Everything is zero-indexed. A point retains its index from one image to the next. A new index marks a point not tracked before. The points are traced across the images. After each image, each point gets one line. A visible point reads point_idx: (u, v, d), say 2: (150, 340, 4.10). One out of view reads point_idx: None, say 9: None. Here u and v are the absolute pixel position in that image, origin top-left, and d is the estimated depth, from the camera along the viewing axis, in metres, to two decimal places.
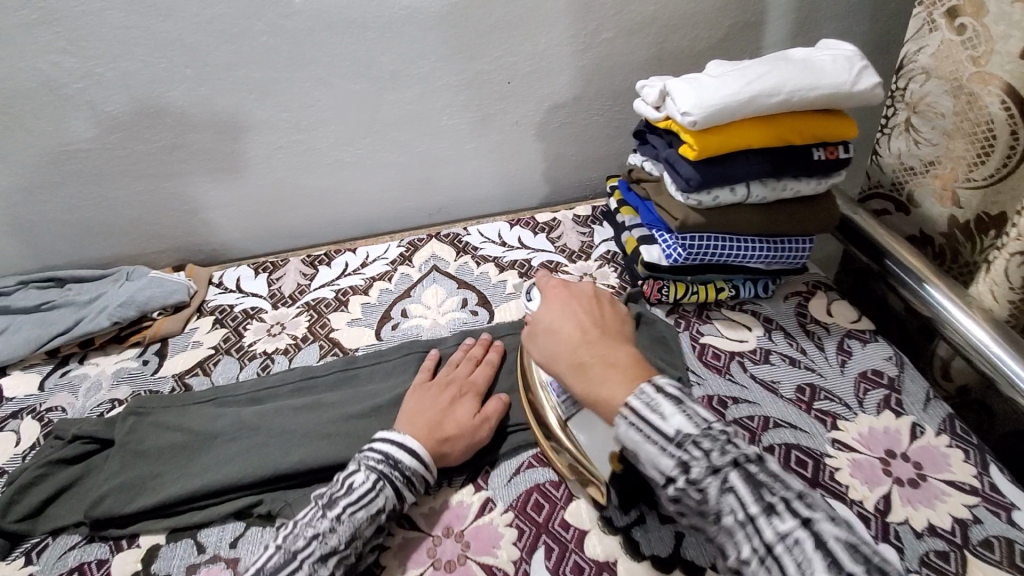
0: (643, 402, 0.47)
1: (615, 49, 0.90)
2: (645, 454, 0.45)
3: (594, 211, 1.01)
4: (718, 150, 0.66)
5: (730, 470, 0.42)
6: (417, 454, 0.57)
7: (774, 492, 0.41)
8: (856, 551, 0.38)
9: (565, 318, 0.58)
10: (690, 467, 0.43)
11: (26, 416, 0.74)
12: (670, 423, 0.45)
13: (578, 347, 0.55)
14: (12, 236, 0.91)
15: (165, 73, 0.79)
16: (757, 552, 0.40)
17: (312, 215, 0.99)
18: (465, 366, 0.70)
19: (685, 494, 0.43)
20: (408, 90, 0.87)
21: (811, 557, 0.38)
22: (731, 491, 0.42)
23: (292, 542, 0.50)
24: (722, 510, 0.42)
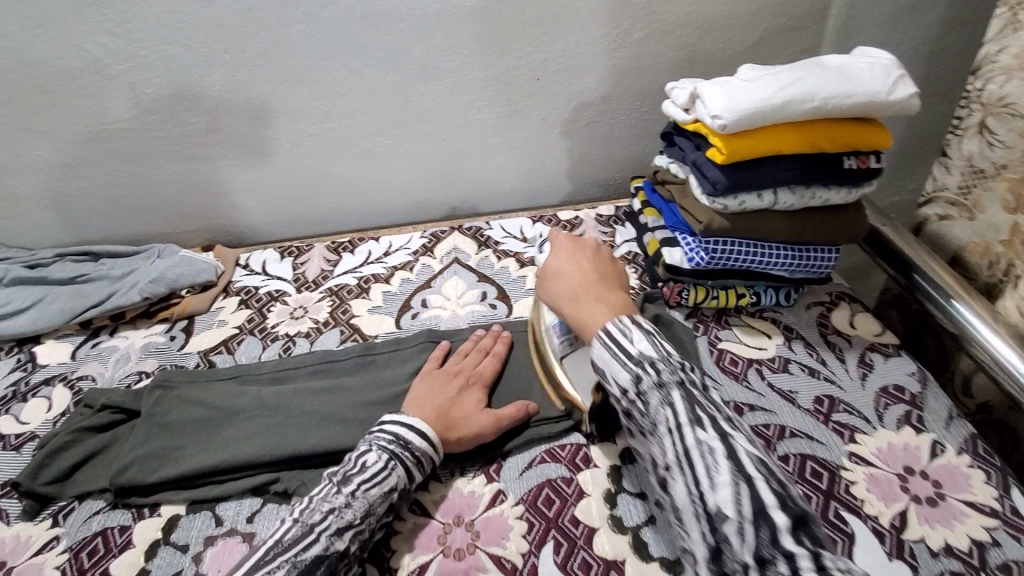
0: (618, 329, 0.52)
1: (647, 49, 0.90)
2: (608, 368, 0.51)
3: (617, 211, 1.00)
4: (748, 154, 0.65)
5: (675, 389, 0.47)
6: (427, 436, 0.59)
7: (710, 413, 0.46)
8: (763, 466, 0.43)
9: (567, 263, 0.62)
10: (641, 380, 0.48)
11: (59, 383, 0.76)
12: (634, 346, 0.50)
13: (576, 283, 0.59)
14: (52, 209, 0.94)
15: (204, 58, 0.81)
16: (680, 458, 0.45)
17: (338, 202, 1.00)
18: (474, 357, 0.72)
19: (633, 404, 0.49)
20: (438, 83, 0.88)
21: (720, 463, 0.43)
22: (670, 407, 0.47)
23: (310, 515, 0.51)
24: (658, 419, 0.47)
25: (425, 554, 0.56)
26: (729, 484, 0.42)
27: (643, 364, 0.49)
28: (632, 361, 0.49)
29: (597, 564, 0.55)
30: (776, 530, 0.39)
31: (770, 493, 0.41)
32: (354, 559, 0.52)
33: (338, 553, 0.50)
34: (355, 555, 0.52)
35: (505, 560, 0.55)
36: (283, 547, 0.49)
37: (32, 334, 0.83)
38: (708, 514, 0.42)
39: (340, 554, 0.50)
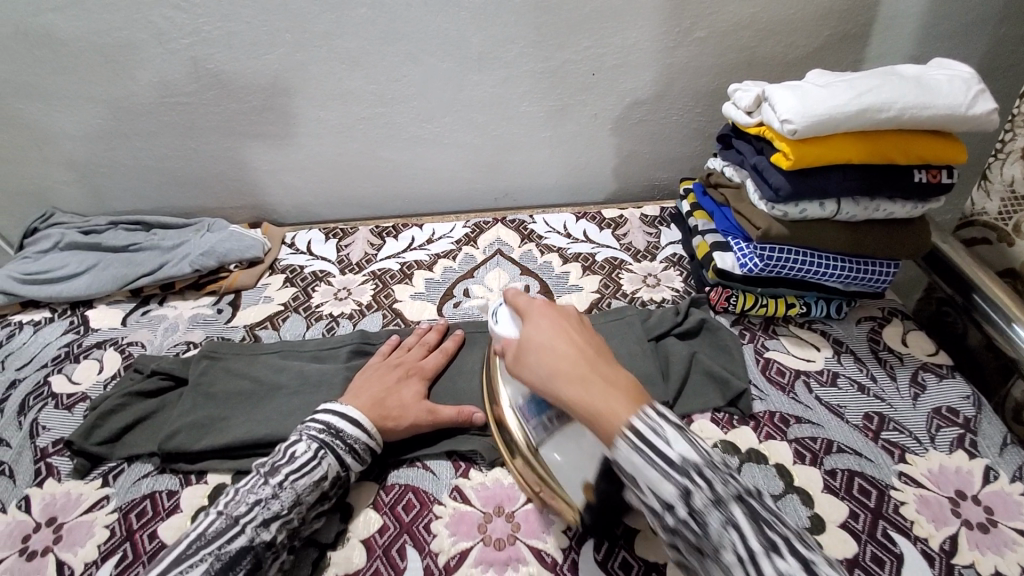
0: (647, 424, 0.44)
1: (705, 50, 0.88)
2: (645, 479, 0.43)
3: (662, 212, 0.99)
4: (815, 163, 0.64)
5: (735, 505, 0.41)
6: (360, 424, 0.59)
7: (775, 529, 0.41)
8: None
9: (553, 334, 0.53)
10: (692, 496, 0.42)
11: (109, 347, 0.78)
12: (675, 448, 0.43)
13: (576, 361, 0.50)
14: (108, 176, 0.96)
15: (266, 37, 0.82)
16: None
17: (384, 187, 1.01)
18: (417, 351, 0.72)
19: (685, 525, 0.42)
20: (494, 73, 0.88)
21: None
22: (734, 529, 0.41)
23: (235, 508, 0.51)
24: (722, 545, 0.40)
25: (466, 541, 0.56)
26: None
27: (689, 475, 0.42)
28: (675, 470, 0.42)
29: (637, 566, 0.54)
30: None
31: None
32: (285, 548, 0.52)
33: (264, 543, 0.50)
34: (285, 543, 0.52)
35: (546, 554, 0.55)
36: (207, 539, 0.49)
37: (85, 298, 0.85)
38: None
39: (266, 545, 0.50)
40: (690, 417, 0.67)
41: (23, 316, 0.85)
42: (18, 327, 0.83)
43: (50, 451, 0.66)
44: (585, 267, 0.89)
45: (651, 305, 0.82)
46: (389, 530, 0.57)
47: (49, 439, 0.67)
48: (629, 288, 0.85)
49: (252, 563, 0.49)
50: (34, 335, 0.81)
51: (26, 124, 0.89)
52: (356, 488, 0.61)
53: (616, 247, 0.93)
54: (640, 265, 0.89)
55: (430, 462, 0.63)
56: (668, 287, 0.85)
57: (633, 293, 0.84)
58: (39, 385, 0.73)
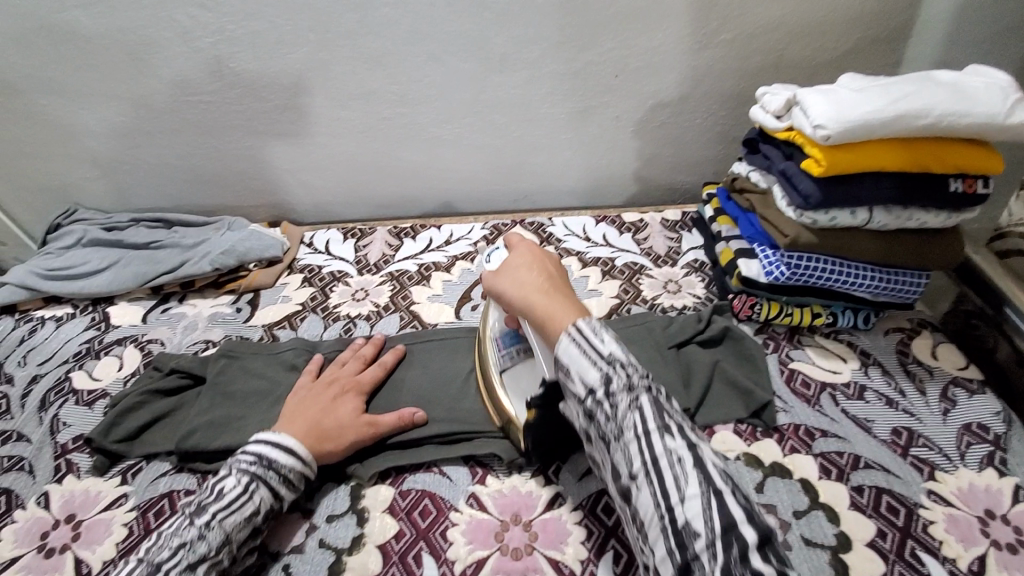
0: (587, 328, 0.49)
1: (732, 52, 0.87)
2: (576, 368, 0.48)
3: (684, 216, 0.97)
4: (847, 169, 0.62)
5: (644, 395, 0.46)
6: (293, 452, 0.57)
7: (676, 419, 0.46)
8: (727, 477, 0.44)
9: (524, 258, 0.58)
10: (612, 381, 0.47)
11: (129, 344, 0.79)
12: (607, 346, 0.48)
13: (538, 279, 0.55)
14: (131, 173, 0.97)
15: (289, 37, 0.81)
16: (645, 466, 0.44)
17: (403, 187, 1.01)
18: (352, 365, 0.70)
19: (597, 406, 0.47)
20: (516, 73, 0.87)
21: (688, 474, 0.43)
22: (638, 412, 0.46)
23: (157, 553, 0.49)
24: (625, 426, 0.46)
25: (482, 549, 0.55)
26: (699, 495, 0.42)
27: (614, 366, 0.47)
28: (603, 361, 0.47)
29: None
30: (745, 545, 0.39)
31: (738, 508, 0.41)
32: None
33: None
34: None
35: (563, 566, 0.54)
36: None
37: (106, 294, 0.86)
38: (674, 526, 0.42)
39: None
40: (712, 428, 0.66)
41: (46, 312, 0.85)
42: (40, 322, 0.84)
43: (70, 448, 0.66)
44: (604, 272, 0.88)
45: (671, 311, 0.81)
46: (405, 535, 0.57)
47: (69, 435, 0.67)
48: (649, 294, 0.84)
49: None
50: (56, 331, 0.82)
51: (52, 121, 0.90)
52: (372, 493, 0.60)
53: (636, 251, 0.91)
54: (660, 271, 0.87)
55: (446, 468, 0.63)
56: (689, 293, 0.84)
57: (653, 300, 0.83)
58: (61, 381, 0.74)
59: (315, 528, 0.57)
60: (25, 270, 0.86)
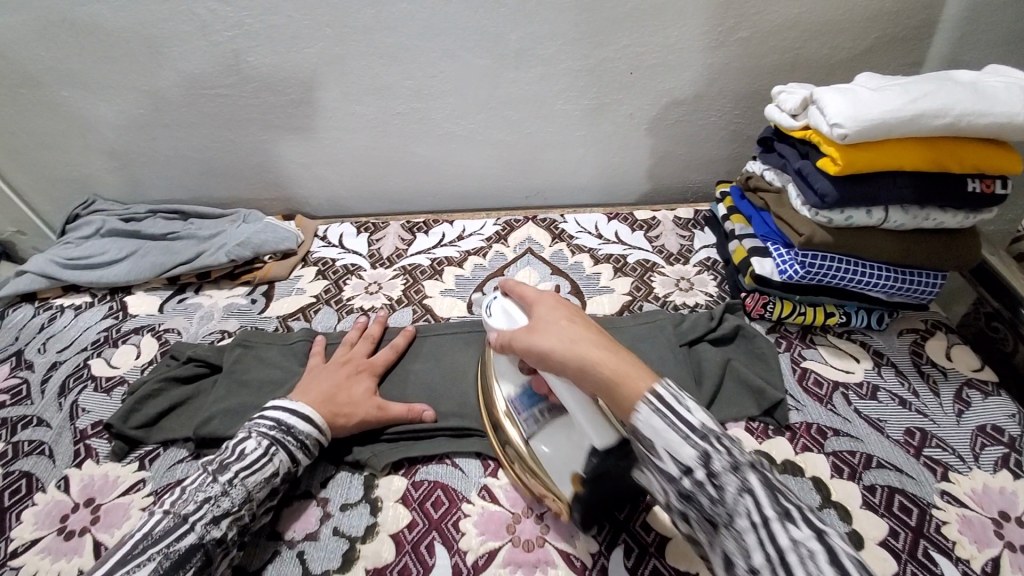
0: (670, 394, 0.44)
1: (747, 51, 0.87)
2: (664, 443, 0.42)
3: (696, 214, 0.97)
4: (863, 168, 0.62)
5: (751, 472, 0.41)
6: (312, 420, 0.59)
7: (790, 499, 0.40)
8: (867, 569, 0.37)
9: (556, 314, 0.52)
10: (712, 459, 0.41)
11: (146, 333, 0.80)
12: (696, 416, 0.43)
13: (583, 335, 0.49)
14: (148, 165, 0.98)
15: (307, 31, 0.82)
16: (771, 562, 0.38)
17: (416, 182, 1.01)
18: (363, 346, 0.72)
19: (700, 490, 0.41)
20: (531, 69, 0.87)
21: (824, 570, 0.36)
22: (750, 495, 0.39)
23: (183, 505, 0.51)
24: (736, 511, 0.39)
25: (494, 541, 0.56)
26: None
27: (709, 439, 0.42)
28: (695, 435, 0.42)
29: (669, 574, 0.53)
30: None
31: None
32: (235, 545, 0.52)
33: (214, 540, 0.50)
34: (236, 540, 0.52)
35: (575, 559, 0.55)
36: (154, 539, 0.49)
37: (124, 284, 0.87)
38: None
39: (217, 541, 0.50)
40: (724, 425, 0.66)
41: (65, 300, 0.87)
42: (59, 311, 0.85)
43: (89, 433, 0.67)
44: (616, 269, 0.88)
45: (683, 309, 0.81)
46: (418, 525, 0.57)
47: (88, 421, 0.69)
48: (661, 292, 0.84)
49: (202, 559, 0.49)
50: (75, 319, 0.83)
51: (72, 113, 0.91)
52: (385, 484, 0.61)
53: (648, 249, 0.91)
54: (672, 268, 0.88)
55: (458, 460, 0.63)
56: (701, 291, 0.84)
57: (665, 297, 0.83)
58: (79, 368, 0.75)
59: (329, 516, 0.58)
60: (45, 259, 0.88)
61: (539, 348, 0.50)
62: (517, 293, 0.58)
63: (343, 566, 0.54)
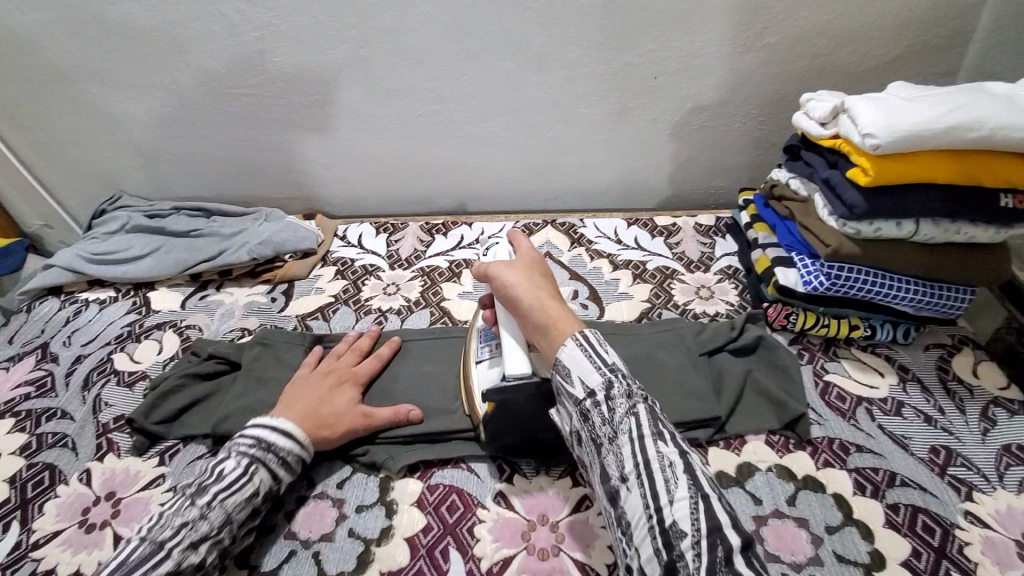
0: (594, 339, 0.52)
1: (773, 56, 0.85)
2: (579, 370, 0.50)
3: (718, 221, 0.96)
4: (894, 179, 0.61)
5: (642, 404, 0.48)
6: (292, 436, 0.58)
7: (670, 429, 0.48)
8: (715, 487, 0.45)
9: (529, 265, 0.63)
10: (613, 387, 0.49)
11: (169, 329, 0.81)
12: (611, 356, 0.51)
13: (540, 281, 0.60)
14: (173, 162, 1.00)
15: (331, 32, 0.82)
16: (637, 466, 0.45)
17: (436, 183, 1.02)
18: (349, 356, 0.71)
19: (596, 408, 0.49)
20: (554, 72, 0.86)
21: (678, 478, 0.44)
22: (635, 417, 0.47)
23: (160, 531, 0.49)
24: (620, 430, 0.47)
25: (509, 548, 0.56)
26: (688, 500, 0.43)
27: (615, 373, 0.50)
28: (606, 369, 0.50)
29: None
30: (729, 549, 0.41)
31: (723, 515, 0.43)
32: (214, 568, 0.51)
33: (194, 565, 0.49)
34: (216, 563, 0.52)
35: (590, 569, 0.54)
36: (128, 567, 0.47)
37: (148, 280, 0.88)
38: (663, 529, 0.42)
39: (195, 566, 0.49)
40: (744, 437, 0.65)
41: (90, 295, 0.88)
42: (84, 305, 0.86)
43: (111, 427, 0.68)
44: (635, 275, 0.87)
45: (703, 317, 0.80)
46: (432, 529, 0.57)
47: (110, 415, 0.70)
48: (681, 299, 0.83)
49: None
50: (99, 313, 0.84)
51: (101, 110, 0.93)
52: (401, 486, 0.61)
53: (668, 255, 0.90)
54: (693, 276, 0.87)
55: (474, 464, 0.63)
56: (722, 300, 0.83)
57: (685, 305, 0.82)
58: (103, 362, 0.76)
59: (344, 517, 0.58)
60: (72, 254, 0.89)
61: (500, 277, 0.60)
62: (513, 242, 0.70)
63: (357, 568, 0.54)
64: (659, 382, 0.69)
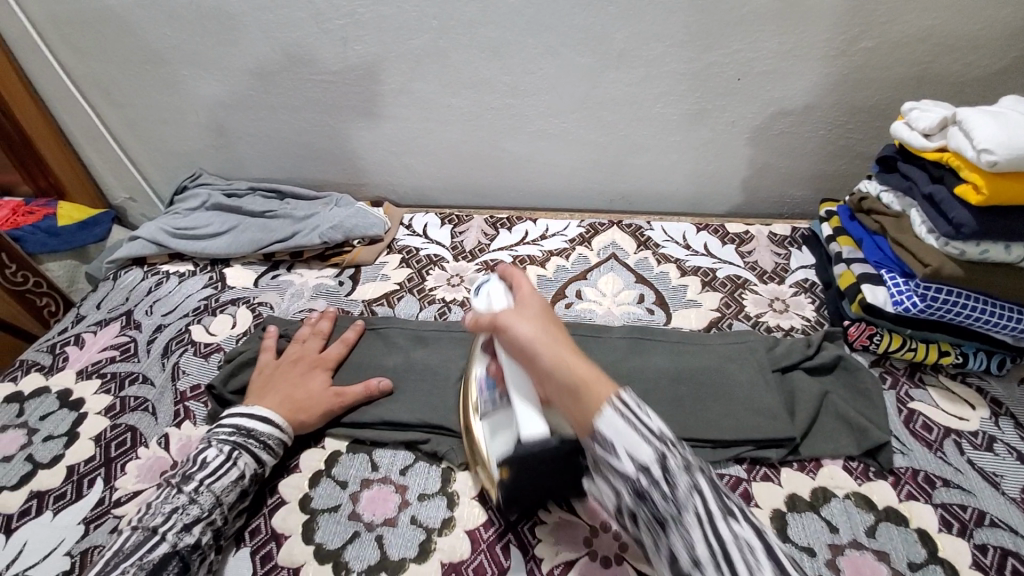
0: (633, 401, 0.46)
1: (868, 62, 0.81)
2: (625, 443, 0.44)
3: (794, 231, 0.91)
4: (1010, 199, 0.57)
5: (701, 474, 0.43)
6: (271, 420, 0.60)
7: (735, 501, 0.43)
8: (794, 563, 0.40)
9: (540, 315, 0.56)
10: (668, 458, 0.43)
11: (242, 305, 0.84)
12: (654, 422, 0.45)
13: (558, 339, 0.53)
14: (252, 143, 1.03)
15: (414, 22, 0.83)
16: (712, 552, 0.39)
17: (502, 177, 1.01)
18: (314, 342, 0.73)
19: (653, 486, 0.43)
20: (633, 70, 0.84)
21: (762, 562, 0.39)
22: (698, 492, 0.42)
23: (151, 519, 0.52)
24: (686, 507, 0.41)
25: (571, 552, 0.55)
26: None
27: (665, 443, 0.44)
28: (654, 438, 0.44)
29: None
30: None
31: None
32: (212, 549, 0.53)
33: (188, 547, 0.52)
34: (212, 544, 0.54)
35: None
36: (126, 554, 0.50)
37: (224, 256, 0.91)
38: None
39: (192, 547, 0.52)
40: (819, 460, 0.62)
41: (170, 267, 0.92)
42: (165, 276, 0.90)
43: (188, 396, 0.71)
44: (705, 283, 0.84)
45: (777, 331, 0.77)
46: (494, 525, 0.57)
47: (188, 384, 0.73)
48: (753, 311, 0.80)
49: (178, 566, 0.50)
50: (179, 285, 0.88)
51: (190, 91, 0.97)
52: (462, 479, 0.61)
53: (740, 264, 0.87)
54: (765, 287, 0.83)
55: None
56: (797, 314, 0.79)
57: (758, 317, 0.79)
58: (181, 332, 0.80)
59: (407, 504, 0.59)
60: (156, 227, 0.93)
61: (518, 332, 0.54)
62: (511, 279, 0.63)
63: (420, 556, 0.55)
64: (730, 395, 0.67)
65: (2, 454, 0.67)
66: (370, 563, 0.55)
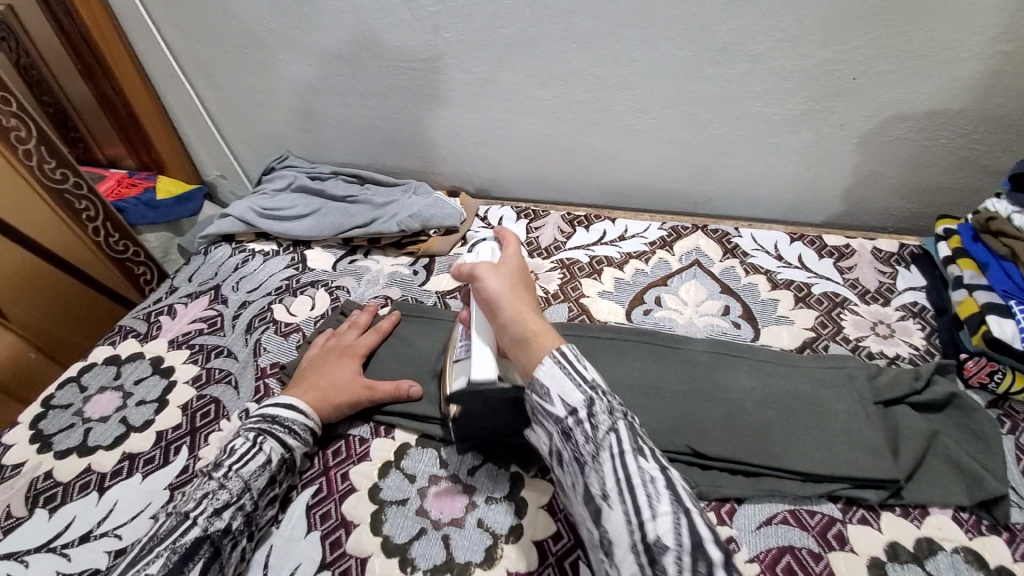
0: (572, 353, 0.53)
1: (1010, 65, 0.71)
2: (558, 389, 0.51)
3: (902, 249, 0.83)
4: None
5: (623, 420, 0.50)
6: (295, 407, 0.61)
7: (648, 444, 0.49)
8: (693, 499, 0.46)
9: (510, 274, 0.62)
10: (595, 403, 0.50)
11: (321, 288, 0.85)
12: (588, 372, 0.52)
13: (518, 294, 0.59)
14: (336, 128, 1.05)
15: (507, 10, 0.80)
16: (617, 481, 0.46)
17: (582, 173, 0.98)
18: (348, 332, 0.74)
19: (580, 427, 0.50)
20: (735, 65, 0.79)
21: (660, 493, 0.45)
22: (616, 432, 0.48)
23: (184, 504, 0.53)
24: (603, 444, 0.48)
25: None
26: (669, 514, 0.44)
27: (595, 390, 0.51)
28: (585, 385, 0.51)
29: None
30: (711, 563, 0.41)
31: (705, 528, 0.43)
32: (242, 534, 0.54)
33: (219, 531, 0.52)
34: (243, 529, 0.54)
35: None
36: (159, 538, 0.51)
37: (305, 238, 0.93)
38: (647, 546, 0.43)
39: (223, 531, 0.53)
40: (925, 508, 0.57)
41: (255, 245, 0.95)
42: (250, 254, 0.94)
43: (267, 372, 0.73)
44: (798, 298, 0.78)
45: (878, 359, 0.70)
46: (563, 539, 0.55)
47: (268, 361, 0.75)
48: (853, 333, 0.74)
49: (209, 550, 0.51)
50: (262, 264, 0.91)
51: (281, 75, 0.99)
52: (532, 487, 0.59)
53: (839, 281, 0.80)
54: (867, 308, 0.76)
55: None
56: (903, 341, 0.72)
57: (857, 340, 0.73)
58: (264, 311, 0.82)
59: (474, 506, 0.58)
60: (245, 206, 0.97)
61: (487, 283, 0.59)
62: (504, 245, 0.68)
63: (486, 561, 0.54)
64: (823, 426, 0.61)
65: (99, 415, 0.71)
66: (435, 562, 0.54)
